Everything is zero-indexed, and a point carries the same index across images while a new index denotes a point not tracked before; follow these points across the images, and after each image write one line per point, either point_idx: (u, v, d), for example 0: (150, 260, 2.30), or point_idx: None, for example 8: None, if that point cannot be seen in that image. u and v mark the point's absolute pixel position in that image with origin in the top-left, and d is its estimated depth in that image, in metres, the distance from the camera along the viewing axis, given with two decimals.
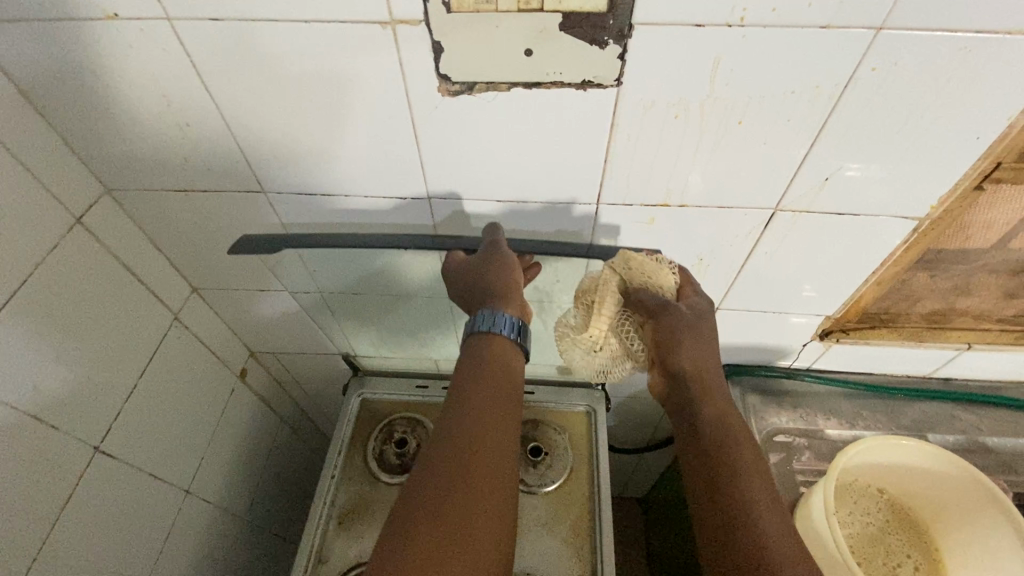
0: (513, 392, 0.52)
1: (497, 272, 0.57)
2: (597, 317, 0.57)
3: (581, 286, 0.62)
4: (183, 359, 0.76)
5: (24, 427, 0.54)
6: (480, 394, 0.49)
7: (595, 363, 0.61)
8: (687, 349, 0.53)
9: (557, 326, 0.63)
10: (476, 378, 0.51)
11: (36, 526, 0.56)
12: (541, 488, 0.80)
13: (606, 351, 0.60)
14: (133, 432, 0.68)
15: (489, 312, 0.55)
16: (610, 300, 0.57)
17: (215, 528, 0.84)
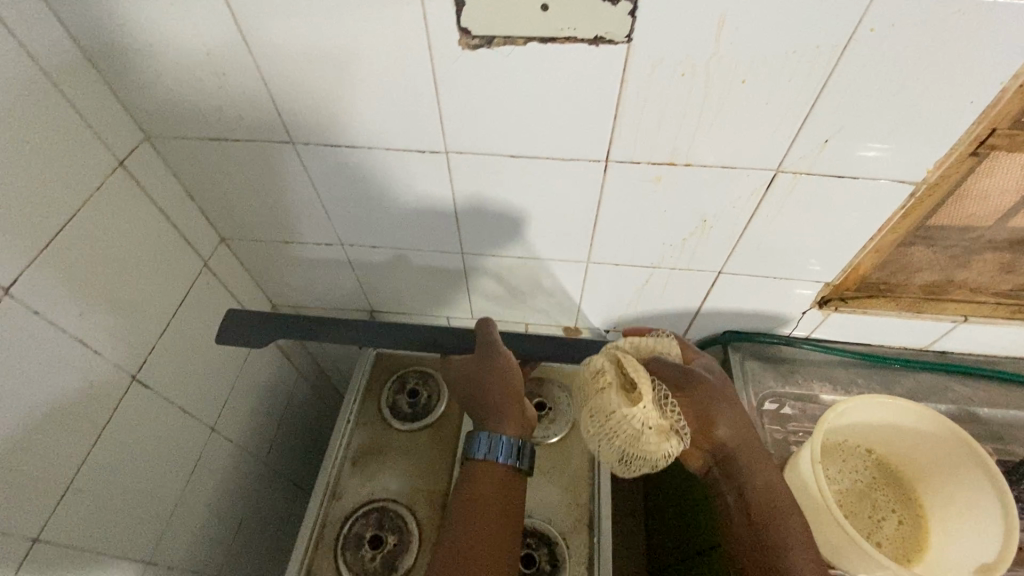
0: (508, 504, 0.61)
1: (494, 380, 0.66)
2: (646, 389, 0.60)
3: (603, 373, 0.65)
4: (210, 304, 0.81)
5: (73, 350, 0.59)
6: (479, 504, 0.60)
7: (648, 446, 0.60)
8: (726, 422, 0.60)
9: (604, 414, 0.63)
10: (477, 491, 0.61)
11: (81, 442, 0.61)
12: (543, 439, 0.84)
13: (656, 427, 0.60)
14: (165, 367, 0.73)
15: (487, 436, 0.64)
16: (639, 369, 0.62)
17: (237, 466, 0.90)
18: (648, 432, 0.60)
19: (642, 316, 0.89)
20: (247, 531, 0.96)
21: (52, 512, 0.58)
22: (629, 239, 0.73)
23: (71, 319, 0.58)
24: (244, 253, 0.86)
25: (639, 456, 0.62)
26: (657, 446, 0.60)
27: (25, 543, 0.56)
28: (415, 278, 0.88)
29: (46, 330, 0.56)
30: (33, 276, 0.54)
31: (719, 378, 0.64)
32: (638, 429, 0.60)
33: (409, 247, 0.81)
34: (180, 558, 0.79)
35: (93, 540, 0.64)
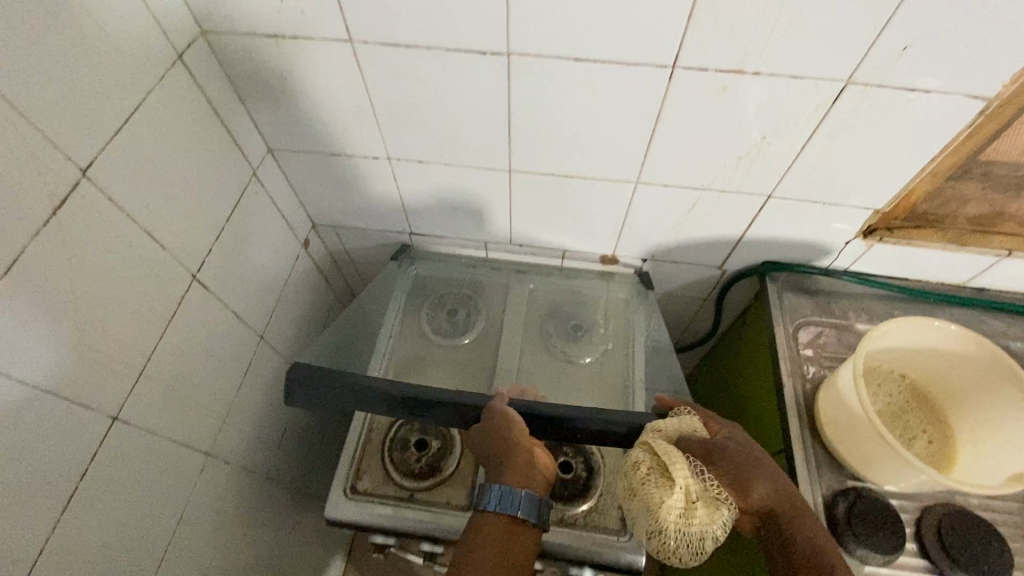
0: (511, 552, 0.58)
1: (499, 434, 0.67)
2: (678, 469, 0.56)
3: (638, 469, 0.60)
4: (257, 214, 0.82)
5: (141, 241, 0.60)
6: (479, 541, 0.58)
7: (701, 529, 0.56)
8: (760, 484, 0.58)
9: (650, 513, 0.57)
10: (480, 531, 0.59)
11: (151, 332, 0.63)
12: (579, 357, 0.90)
13: (701, 500, 0.56)
14: (219, 270, 0.75)
15: (493, 485, 0.61)
16: (670, 451, 0.58)
17: (280, 375, 0.94)
18: (695, 507, 0.56)
19: (682, 245, 0.89)
20: (288, 438, 1.01)
21: (128, 396, 0.61)
22: (682, 157, 0.72)
23: (138, 210, 0.59)
24: (290, 167, 0.86)
25: (697, 538, 0.56)
26: (710, 520, 0.56)
27: (106, 420, 0.58)
28: (457, 200, 0.88)
29: (118, 217, 0.57)
30: (106, 159, 0.55)
31: (744, 443, 0.61)
32: (685, 510, 0.56)
33: (455, 164, 0.80)
34: (234, 454, 0.83)
35: (161, 427, 0.67)
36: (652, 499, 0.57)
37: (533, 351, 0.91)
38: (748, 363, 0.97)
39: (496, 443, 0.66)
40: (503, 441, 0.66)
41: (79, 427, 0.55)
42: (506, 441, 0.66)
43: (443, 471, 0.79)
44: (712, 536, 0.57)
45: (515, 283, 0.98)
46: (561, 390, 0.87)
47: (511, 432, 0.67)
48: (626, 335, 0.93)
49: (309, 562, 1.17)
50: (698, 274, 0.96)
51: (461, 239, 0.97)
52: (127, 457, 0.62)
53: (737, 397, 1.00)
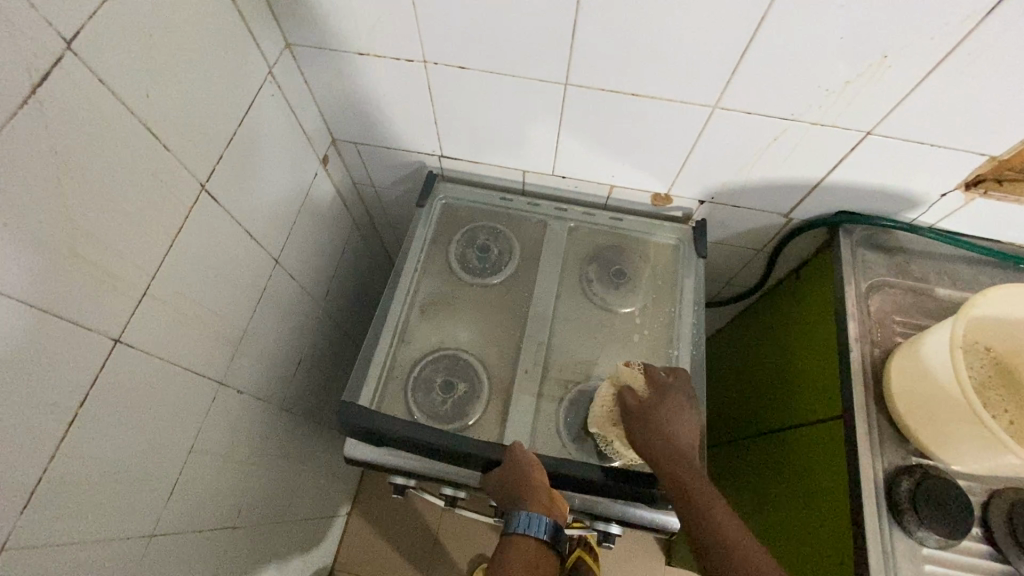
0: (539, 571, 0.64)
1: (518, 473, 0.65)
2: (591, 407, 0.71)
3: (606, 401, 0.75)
4: (273, 121, 0.72)
5: (142, 139, 0.51)
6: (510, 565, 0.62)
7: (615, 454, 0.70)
8: (637, 435, 0.65)
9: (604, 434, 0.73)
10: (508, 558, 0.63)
11: (155, 247, 0.55)
12: (620, 306, 0.81)
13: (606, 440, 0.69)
14: (231, 182, 0.66)
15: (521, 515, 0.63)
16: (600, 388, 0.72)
17: (296, 303, 0.88)
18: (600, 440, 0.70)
19: (749, 188, 0.79)
20: (303, 368, 0.96)
21: (131, 316, 0.54)
22: (776, 78, 0.61)
23: (136, 100, 0.50)
24: (311, 67, 0.75)
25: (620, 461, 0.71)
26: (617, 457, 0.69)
27: (108, 342, 0.52)
28: (499, 120, 0.77)
29: (113, 107, 0.47)
30: (96, 30, 0.44)
31: (634, 404, 0.66)
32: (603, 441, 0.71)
33: (501, 73, 0.69)
34: (248, 384, 0.78)
35: (169, 352, 0.61)
36: None
37: (570, 294, 0.83)
38: (803, 322, 0.88)
39: (516, 486, 0.64)
40: (524, 482, 0.64)
41: (77, 347, 0.49)
42: (530, 481, 0.64)
43: (469, 416, 0.73)
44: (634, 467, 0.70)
45: (553, 221, 0.87)
46: (600, 341, 0.79)
47: (534, 472, 0.65)
48: (673, 284, 0.83)
49: (322, 489, 1.17)
50: (759, 221, 0.86)
51: (497, 166, 0.86)
52: (131, 382, 0.56)
53: (783, 356, 0.93)
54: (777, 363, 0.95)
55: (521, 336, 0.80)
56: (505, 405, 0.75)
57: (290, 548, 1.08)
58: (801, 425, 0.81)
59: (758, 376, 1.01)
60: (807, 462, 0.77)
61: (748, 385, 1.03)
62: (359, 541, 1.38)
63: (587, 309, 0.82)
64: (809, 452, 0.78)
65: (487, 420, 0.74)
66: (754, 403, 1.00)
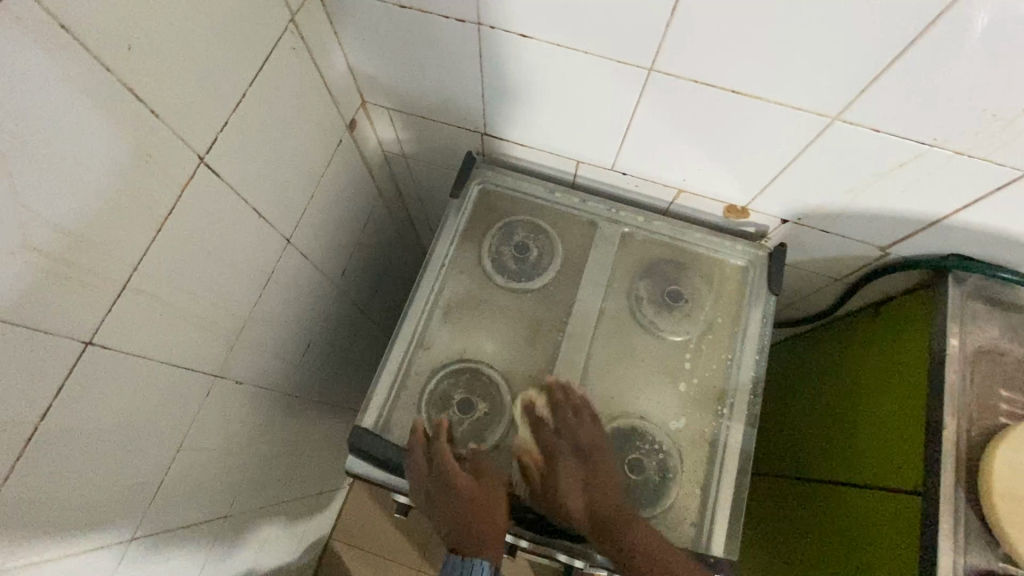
0: None
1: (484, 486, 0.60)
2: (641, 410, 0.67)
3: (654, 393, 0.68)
4: (293, 80, 0.61)
5: (125, 103, 0.41)
6: None
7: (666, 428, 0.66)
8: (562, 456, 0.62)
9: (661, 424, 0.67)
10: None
11: (138, 235, 0.46)
12: (672, 334, 0.70)
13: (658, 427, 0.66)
14: (238, 154, 0.56)
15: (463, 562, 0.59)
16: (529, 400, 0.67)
17: (308, 285, 0.79)
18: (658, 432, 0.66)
19: (846, 213, 0.67)
20: (312, 349, 0.89)
21: (107, 316, 0.46)
22: (929, 92, 0.48)
23: (119, 54, 0.39)
24: (343, 16, 0.62)
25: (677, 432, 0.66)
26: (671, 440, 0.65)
27: (77, 346, 0.44)
28: (560, 101, 0.65)
29: (85, 63, 0.37)
30: None
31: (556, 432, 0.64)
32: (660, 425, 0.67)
33: (573, 48, 0.57)
34: (248, 373, 0.71)
35: (156, 348, 0.53)
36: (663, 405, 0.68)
37: (615, 313, 0.72)
38: (880, 370, 0.77)
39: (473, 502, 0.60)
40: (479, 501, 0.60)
41: (36, 353, 0.41)
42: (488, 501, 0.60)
43: (486, 442, 0.65)
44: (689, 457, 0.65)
45: (605, 223, 0.75)
46: (643, 371, 0.69)
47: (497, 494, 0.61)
48: (736, 315, 0.71)
49: (325, 466, 1.13)
50: (847, 250, 0.74)
51: (548, 152, 0.74)
52: (108, 386, 0.48)
53: (843, 401, 0.82)
54: (833, 406, 0.84)
55: (555, 356, 0.70)
56: (527, 434, 0.67)
57: (289, 523, 1.05)
58: (857, 490, 0.71)
59: (806, 414, 0.90)
60: (860, 536, 0.68)
61: (795, 421, 0.93)
62: (359, 513, 1.36)
63: (633, 333, 0.71)
64: (866, 525, 0.68)
65: (506, 449, 0.66)
66: (796, 443, 0.90)
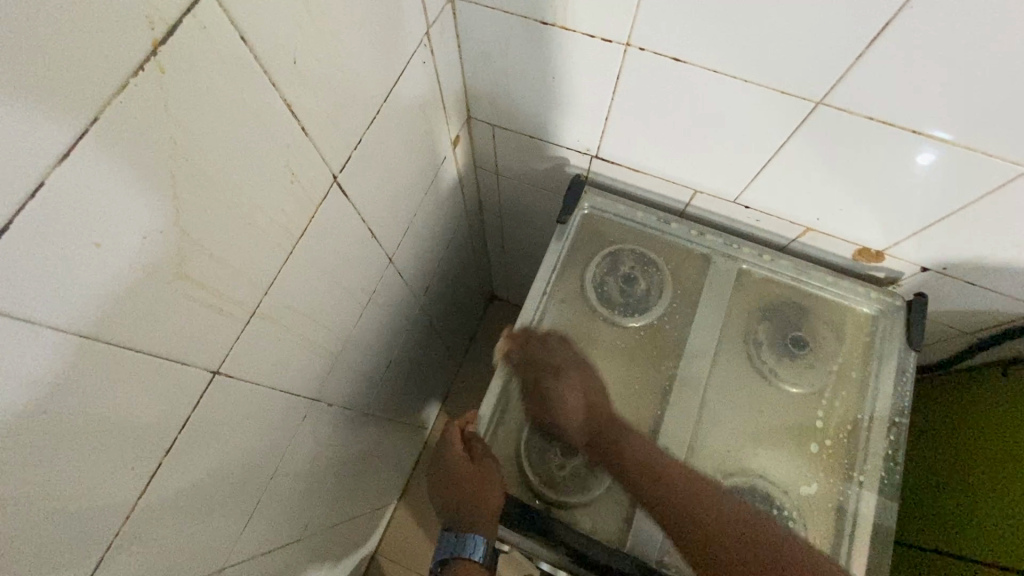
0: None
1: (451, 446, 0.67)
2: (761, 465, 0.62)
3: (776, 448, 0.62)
4: (417, 94, 0.57)
5: (281, 118, 0.38)
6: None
7: (791, 489, 0.61)
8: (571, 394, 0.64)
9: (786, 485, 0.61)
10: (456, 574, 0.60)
11: (273, 259, 0.43)
12: (795, 386, 0.64)
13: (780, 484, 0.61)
14: (365, 171, 0.52)
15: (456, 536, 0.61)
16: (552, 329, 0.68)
17: (398, 304, 0.76)
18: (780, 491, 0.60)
19: (1007, 266, 0.60)
20: (391, 368, 0.86)
21: (234, 344, 0.43)
22: None
23: (284, 67, 0.36)
24: (472, 29, 0.59)
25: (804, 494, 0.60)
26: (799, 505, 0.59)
27: (205, 375, 0.41)
28: (694, 129, 0.60)
29: (254, 75, 0.34)
30: None
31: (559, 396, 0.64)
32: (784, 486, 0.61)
33: (730, 75, 0.52)
34: (337, 395, 0.68)
35: (269, 374, 0.50)
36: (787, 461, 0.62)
37: (729, 357, 0.67)
38: (1014, 434, 0.69)
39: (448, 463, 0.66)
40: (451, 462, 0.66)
41: (170, 384, 0.38)
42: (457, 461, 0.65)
43: (591, 491, 0.61)
44: (817, 524, 0.59)
45: (720, 258, 0.70)
46: (762, 423, 0.64)
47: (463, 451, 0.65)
48: (867, 370, 0.65)
49: (382, 483, 1.09)
50: (992, 303, 0.66)
51: (666, 180, 0.70)
52: (225, 415, 0.46)
53: (967, 465, 0.74)
54: (954, 467, 0.77)
55: (666, 400, 0.65)
56: None
57: (347, 541, 1.02)
58: (983, 567, 0.64)
59: (914, 470, 0.83)
60: None
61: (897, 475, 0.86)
62: (405, 530, 1.32)
63: (749, 380, 0.66)
64: None
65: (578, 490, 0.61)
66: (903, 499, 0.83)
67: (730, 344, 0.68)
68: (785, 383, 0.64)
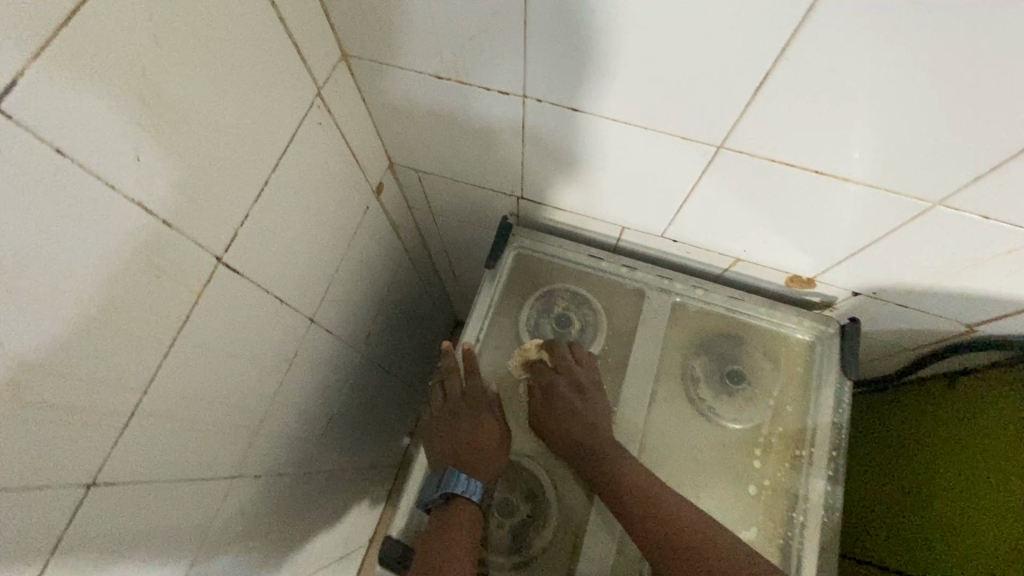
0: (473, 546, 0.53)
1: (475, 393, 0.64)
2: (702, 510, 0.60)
3: (719, 490, 0.61)
4: (320, 156, 0.56)
5: (129, 217, 0.35)
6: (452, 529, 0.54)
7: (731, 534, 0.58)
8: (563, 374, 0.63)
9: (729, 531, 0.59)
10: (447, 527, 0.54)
11: (148, 357, 0.41)
12: (733, 421, 0.63)
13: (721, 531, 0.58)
14: (261, 245, 0.50)
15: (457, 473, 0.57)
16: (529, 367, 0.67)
17: (330, 359, 0.74)
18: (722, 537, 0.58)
19: (933, 290, 0.59)
20: (333, 421, 0.83)
21: (111, 451, 0.40)
22: None
23: (128, 170, 0.34)
24: (372, 83, 0.57)
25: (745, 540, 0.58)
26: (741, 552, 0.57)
27: (79, 490, 0.38)
28: (608, 171, 0.60)
29: (85, 187, 0.32)
30: (48, 82, 0.28)
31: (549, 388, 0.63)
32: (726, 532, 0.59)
33: (631, 122, 0.52)
34: (266, 464, 0.65)
35: (167, 467, 0.47)
36: (730, 502, 0.60)
37: (666, 397, 0.65)
38: (996, 488, 0.61)
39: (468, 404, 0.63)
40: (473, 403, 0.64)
41: (31, 511, 0.35)
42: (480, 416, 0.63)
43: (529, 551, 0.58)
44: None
45: (654, 293, 0.69)
46: (703, 463, 0.62)
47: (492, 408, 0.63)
48: (805, 400, 0.64)
49: (342, 533, 1.05)
50: (927, 322, 0.66)
51: (592, 218, 0.69)
52: (113, 522, 0.43)
53: (949, 513, 0.66)
54: (930, 495, 0.70)
55: None
56: (574, 540, 0.59)
57: None
58: None
59: (868, 477, 0.82)
60: None
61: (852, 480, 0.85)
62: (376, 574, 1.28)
63: (688, 420, 0.64)
64: None
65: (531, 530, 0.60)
66: (867, 480, 0.83)
67: (669, 381, 0.66)
68: (722, 420, 0.63)
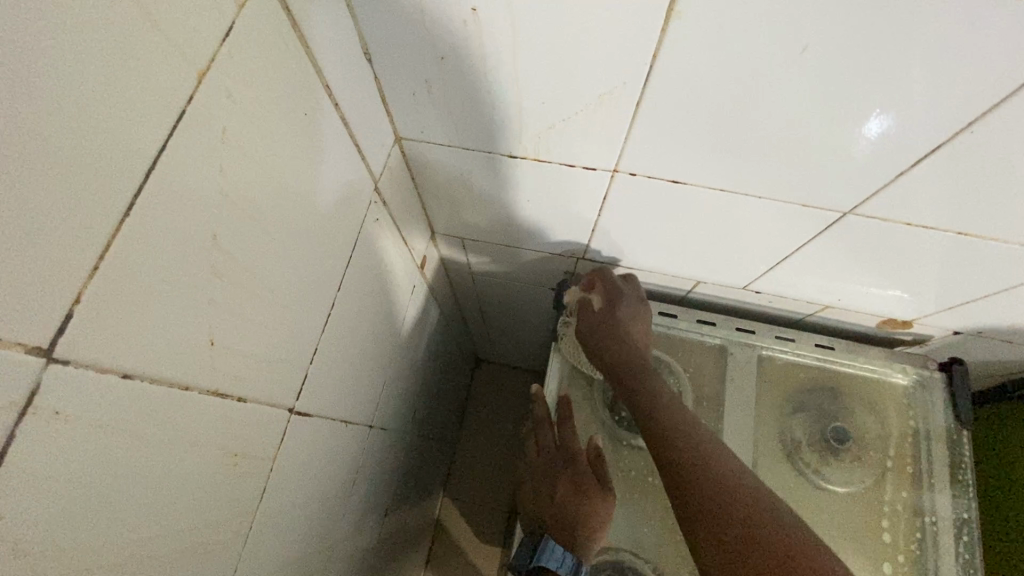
0: None
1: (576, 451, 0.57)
2: None
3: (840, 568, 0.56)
4: (375, 253, 0.48)
5: (205, 416, 0.28)
6: None
7: None
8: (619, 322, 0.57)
9: None
10: None
11: (229, 554, 0.33)
12: (845, 487, 0.58)
13: None
14: (327, 375, 0.43)
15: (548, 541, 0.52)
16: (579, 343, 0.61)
17: (384, 452, 0.67)
18: None
19: None
20: (386, 509, 0.76)
21: None
22: None
23: (200, 371, 0.27)
24: (424, 162, 0.49)
25: None
26: None
27: None
28: (695, 235, 0.51)
29: (156, 413, 0.24)
30: (104, 313, 0.20)
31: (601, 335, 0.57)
32: None
33: (740, 189, 0.43)
34: None
35: None
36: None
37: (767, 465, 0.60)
38: None
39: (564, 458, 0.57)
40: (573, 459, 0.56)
41: None
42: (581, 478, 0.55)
43: None
44: None
45: (738, 349, 0.63)
46: (819, 538, 0.57)
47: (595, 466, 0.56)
48: (916, 455, 0.59)
49: None
50: None
51: (661, 274, 0.61)
52: None
53: None
54: None
55: None
56: None
57: None
58: None
59: None
60: None
61: None
62: None
63: (793, 490, 0.59)
64: None
65: None
66: None
67: (767, 446, 0.61)
68: (835, 487, 0.58)
